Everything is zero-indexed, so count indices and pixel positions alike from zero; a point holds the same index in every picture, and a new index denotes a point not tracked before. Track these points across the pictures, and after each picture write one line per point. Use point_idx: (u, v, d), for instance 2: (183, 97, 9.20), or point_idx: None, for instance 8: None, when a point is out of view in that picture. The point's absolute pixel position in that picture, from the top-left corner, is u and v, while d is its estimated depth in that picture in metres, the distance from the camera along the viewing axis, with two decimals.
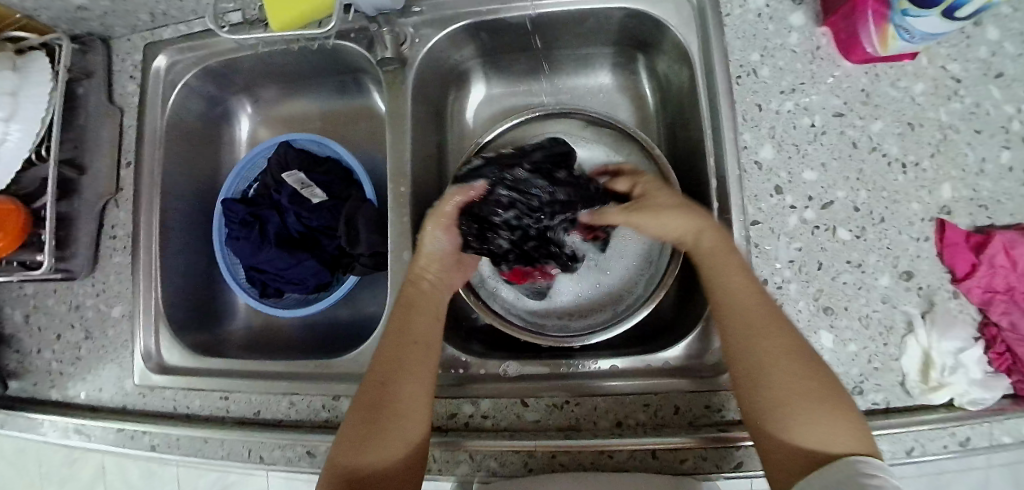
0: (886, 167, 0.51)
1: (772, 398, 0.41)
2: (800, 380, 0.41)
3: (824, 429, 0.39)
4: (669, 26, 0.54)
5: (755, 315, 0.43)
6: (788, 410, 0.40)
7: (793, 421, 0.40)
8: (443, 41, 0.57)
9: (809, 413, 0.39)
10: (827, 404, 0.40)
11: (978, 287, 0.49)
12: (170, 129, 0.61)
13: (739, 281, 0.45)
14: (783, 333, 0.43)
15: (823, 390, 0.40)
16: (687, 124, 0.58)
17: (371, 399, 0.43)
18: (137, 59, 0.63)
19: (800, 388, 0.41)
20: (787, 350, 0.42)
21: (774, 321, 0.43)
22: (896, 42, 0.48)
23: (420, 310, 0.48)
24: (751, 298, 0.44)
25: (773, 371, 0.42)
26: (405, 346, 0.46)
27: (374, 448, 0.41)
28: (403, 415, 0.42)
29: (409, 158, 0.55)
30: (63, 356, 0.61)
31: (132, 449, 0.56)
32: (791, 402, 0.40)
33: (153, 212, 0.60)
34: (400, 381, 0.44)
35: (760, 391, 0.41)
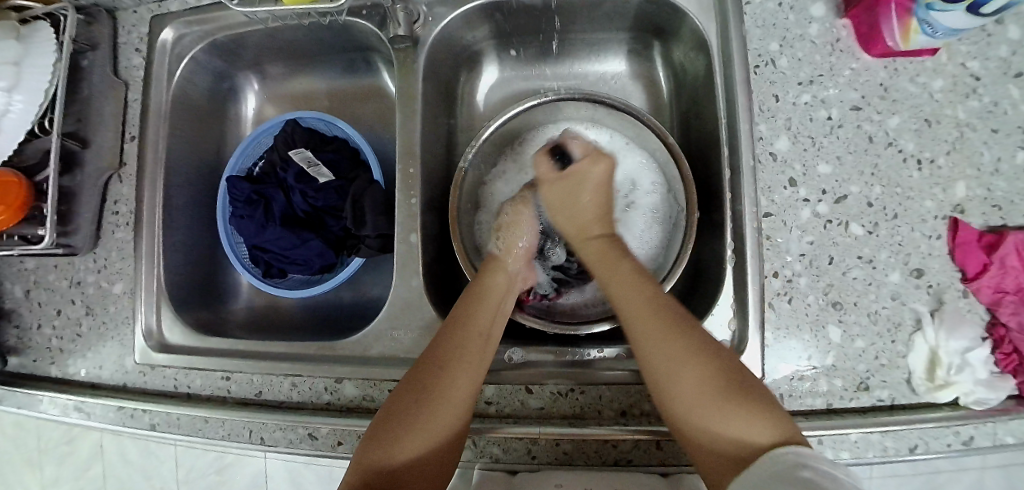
0: (901, 162, 0.50)
1: (685, 400, 0.41)
2: (699, 383, 0.41)
3: (741, 425, 0.39)
4: (688, 13, 0.53)
5: (644, 317, 0.44)
6: (705, 408, 0.40)
7: (718, 420, 0.39)
8: (457, 22, 0.56)
9: (735, 409, 0.39)
10: (739, 400, 0.39)
11: (988, 287, 0.48)
12: (176, 105, 0.60)
13: (634, 289, 0.46)
14: (673, 335, 0.43)
15: (726, 388, 0.40)
16: (701, 114, 0.57)
17: (419, 386, 0.44)
18: (144, 32, 0.61)
19: (708, 387, 0.40)
20: (691, 354, 0.42)
21: (657, 319, 0.44)
22: (918, 36, 0.47)
23: (486, 307, 0.49)
24: (643, 302, 0.45)
25: (685, 374, 0.41)
26: (464, 343, 0.46)
27: (410, 439, 0.41)
28: (446, 415, 0.43)
29: (419, 140, 0.54)
30: (63, 332, 0.60)
31: (132, 426, 0.56)
32: (700, 403, 0.40)
33: (157, 187, 0.59)
34: (450, 377, 0.44)
35: (674, 398, 0.41)
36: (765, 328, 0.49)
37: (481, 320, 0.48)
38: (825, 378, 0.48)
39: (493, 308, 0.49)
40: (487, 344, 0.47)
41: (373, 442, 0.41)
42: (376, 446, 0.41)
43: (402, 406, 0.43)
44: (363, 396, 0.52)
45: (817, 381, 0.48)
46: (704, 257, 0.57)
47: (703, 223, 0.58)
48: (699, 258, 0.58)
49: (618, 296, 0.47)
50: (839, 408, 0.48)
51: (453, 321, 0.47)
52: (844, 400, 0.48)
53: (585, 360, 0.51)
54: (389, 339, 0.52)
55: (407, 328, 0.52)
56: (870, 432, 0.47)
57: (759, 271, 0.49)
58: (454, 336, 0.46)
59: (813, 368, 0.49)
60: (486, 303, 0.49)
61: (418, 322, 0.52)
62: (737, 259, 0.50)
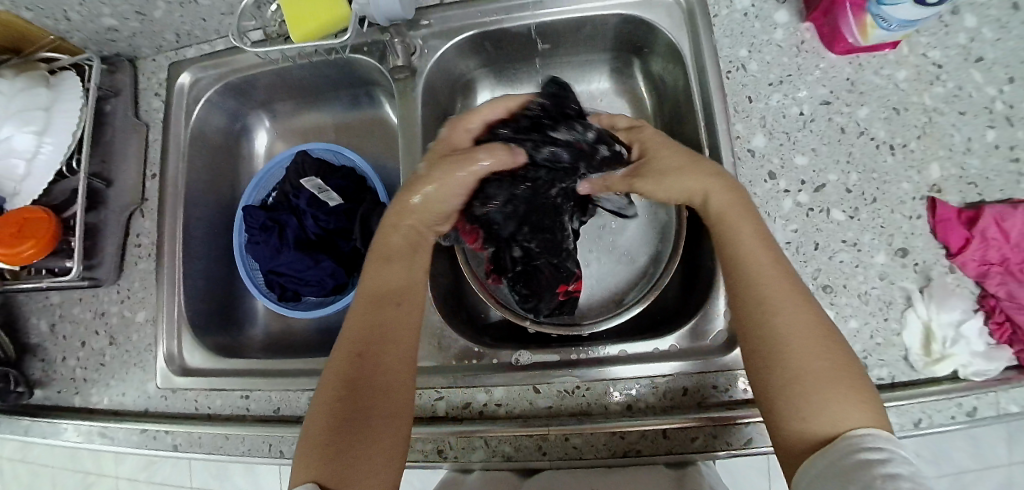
0: (875, 149, 0.53)
1: (811, 386, 0.37)
2: (829, 369, 0.37)
3: (856, 416, 0.35)
4: (661, 28, 0.58)
5: (785, 299, 0.41)
6: (817, 393, 0.36)
7: (819, 408, 0.36)
8: (451, 51, 0.61)
9: (834, 397, 0.36)
10: (854, 388, 0.37)
11: (973, 261, 0.50)
12: (193, 142, 0.65)
13: (766, 264, 0.42)
14: (812, 315, 0.40)
15: (849, 370, 0.38)
16: (683, 121, 0.61)
17: (348, 385, 0.42)
18: (162, 78, 0.67)
19: (844, 374, 0.37)
20: (819, 332, 0.39)
21: (795, 306, 0.40)
22: (875, 31, 0.51)
23: (393, 277, 0.48)
24: (779, 281, 0.42)
25: (787, 339, 0.39)
26: (383, 321, 0.46)
27: (361, 439, 0.40)
28: (391, 402, 0.42)
29: (420, 158, 0.58)
30: (87, 362, 0.63)
31: (155, 448, 0.58)
32: (813, 391, 0.37)
33: (177, 219, 0.63)
34: (381, 364, 0.43)
35: (801, 378, 0.37)
36: None
37: (392, 291, 0.47)
38: None
39: (414, 268, 0.49)
40: (408, 309, 0.47)
41: (318, 455, 0.39)
42: (321, 459, 0.39)
43: (336, 404, 0.41)
44: None
45: None
46: (697, 253, 0.59)
47: (694, 221, 0.61)
48: (693, 255, 0.60)
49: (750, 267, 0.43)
50: None
51: (364, 303, 0.47)
52: None
53: (593, 358, 0.52)
54: None
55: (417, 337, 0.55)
56: None
57: None
58: (369, 322, 0.45)
59: None
60: (397, 268, 0.48)
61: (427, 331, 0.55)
62: None
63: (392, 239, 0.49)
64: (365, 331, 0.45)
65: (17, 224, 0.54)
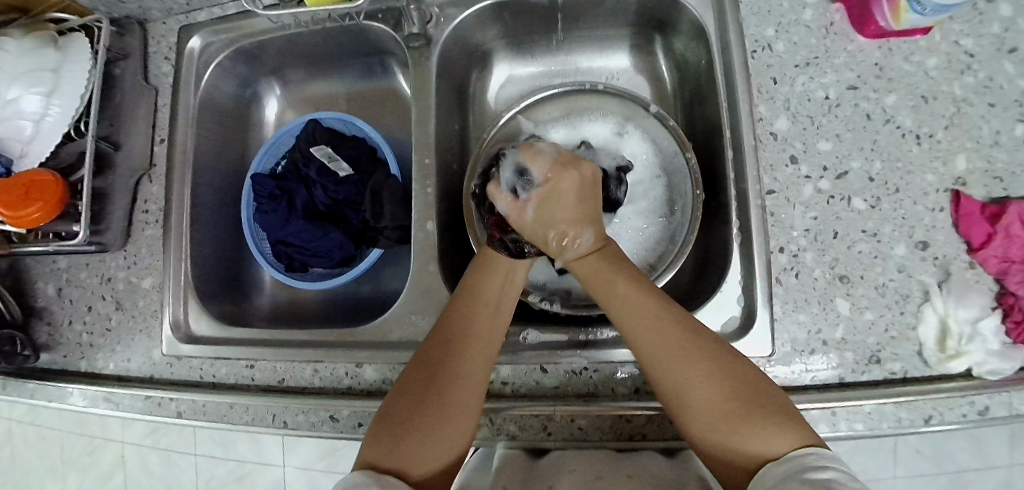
0: (900, 138, 0.52)
1: (701, 421, 0.39)
2: (718, 397, 0.39)
3: (760, 436, 0.37)
4: (685, 4, 0.56)
5: (651, 325, 0.42)
6: (721, 420, 0.38)
7: (738, 435, 0.37)
8: (468, 22, 0.59)
9: (750, 422, 0.37)
10: (751, 412, 0.37)
11: (995, 258, 0.49)
12: (202, 108, 0.64)
13: (635, 294, 0.44)
14: (694, 349, 0.40)
15: (745, 395, 0.38)
16: (704, 103, 0.60)
17: (428, 376, 0.43)
18: (172, 42, 0.65)
19: (727, 404, 0.38)
20: (708, 356, 0.40)
21: (666, 331, 0.42)
22: (908, 15, 0.48)
23: (492, 280, 0.49)
24: (650, 316, 0.43)
25: (681, 375, 0.40)
26: (475, 319, 0.46)
27: (424, 430, 0.40)
28: (457, 407, 0.42)
29: (433, 132, 0.57)
30: (93, 327, 0.62)
31: (159, 415, 0.58)
32: (715, 419, 0.38)
33: (185, 186, 0.62)
34: (461, 361, 0.44)
35: (689, 409, 0.39)
36: (774, 301, 0.50)
37: (486, 301, 0.48)
38: (836, 351, 0.49)
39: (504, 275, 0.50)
40: (499, 313, 0.48)
41: (382, 436, 0.40)
42: (384, 439, 0.39)
43: (414, 387, 0.42)
44: (382, 380, 0.53)
45: (829, 353, 0.49)
46: (712, 238, 0.58)
47: (709, 207, 0.60)
48: (707, 240, 0.59)
49: (617, 307, 0.44)
50: (851, 381, 0.49)
51: (460, 298, 0.48)
52: (856, 373, 0.49)
53: (601, 340, 0.52)
54: (407, 322, 0.54)
55: (425, 311, 0.54)
56: (884, 402, 0.47)
57: (765, 247, 0.50)
58: (460, 315, 0.46)
59: (824, 341, 0.49)
60: (496, 272, 0.50)
61: (435, 306, 0.54)
62: (744, 236, 0.52)
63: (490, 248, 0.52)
64: (456, 321, 0.46)
65: (25, 185, 0.53)
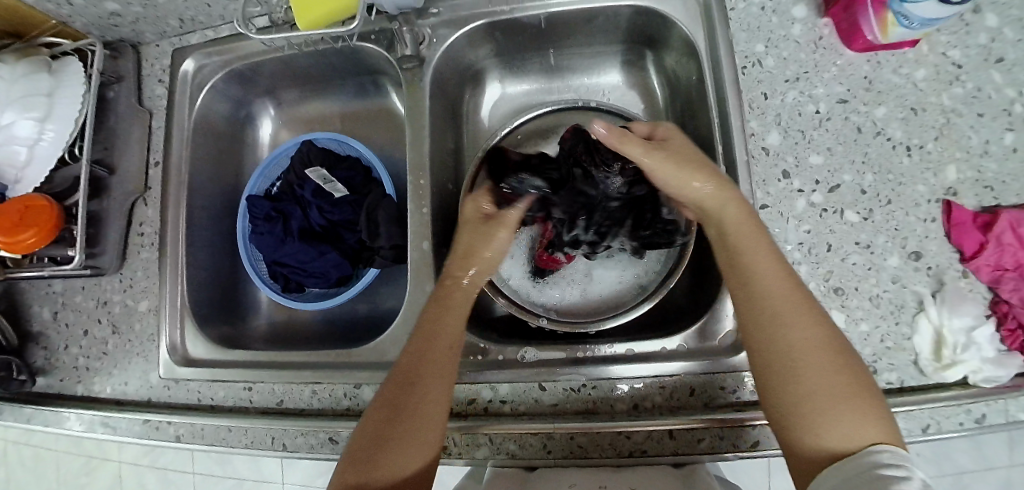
0: (891, 150, 0.52)
1: (797, 403, 0.38)
2: (823, 373, 0.38)
3: (848, 426, 0.36)
4: (676, 21, 0.57)
5: (784, 289, 0.41)
6: (819, 403, 0.37)
7: (827, 419, 0.36)
8: (461, 41, 0.59)
9: (846, 409, 0.36)
10: (848, 399, 0.37)
11: (987, 266, 0.49)
12: (197, 130, 0.64)
13: (763, 250, 0.43)
14: (811, 328, 0.39)
15: (847, 380, 0.38)
16: (696, 118, 0.60)
17: (387, 415, 0.42)
18: (166, 64, 0.66)
19: (838, 381, 0.37)
20: (823, 333, 0.39)
21: (793, 297, 0.41)
22: (896, 28, 0.49)
23: (446, 312, 0.47)
24: (785, 288, 0.41)
25: (801, 343, 0.39)
26: (430, 354, 0.44)
27: (385, 468, 0.40)
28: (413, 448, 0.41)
29: (427, 151, 0.57)
30: (89, 351, 0.62)
31: (157, 439, 0.57)
32: (814, 401, 0.37)
33: (180, 209, 0.62)
34: (416, 403, 0.42)
35: (793, 382, 0.38)
36: None
37: (444, 336, 0.45)
38: None
39: (459, 308, 0.47)
40: (457, 349, 0.45)
41: (347, 466, 0.41)
42: (348, 470, 0.40)
43: (375, 422, 0.42)
44: None
45: None
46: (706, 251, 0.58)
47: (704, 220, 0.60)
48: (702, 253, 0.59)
49: (751, 260, 0.43)
50: None
51: (416, 334, 0.45)
52: None
53: (599, 357, 0.51)
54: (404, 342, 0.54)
55: None
56: None
57: None
58: (418, 348, 0.44)
59: None
60: (454, 302, 0.48)
61: None
62: None
63: (452, 278, 0.49)
64: (413, 354, 0.44)
65: (19, 212, 0.53)
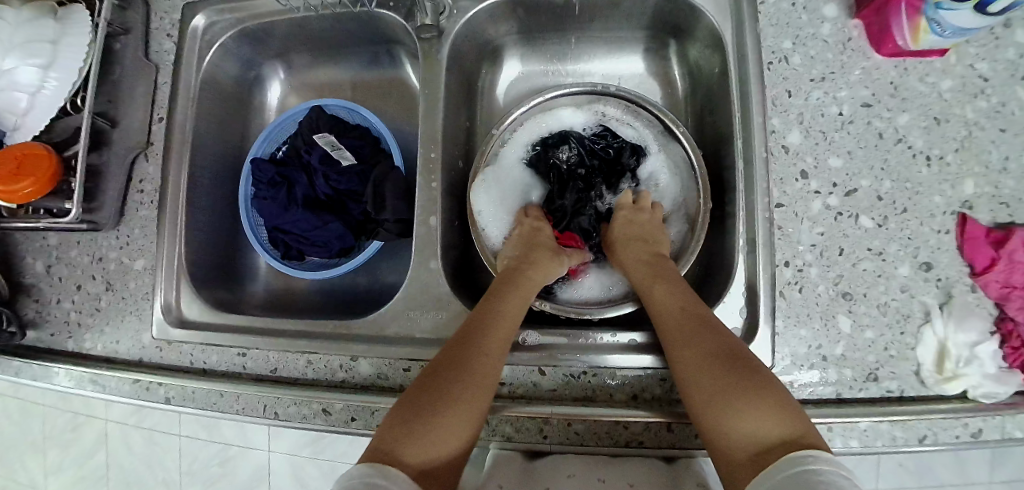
0: (911, 158, 0.51)
1: (704, 397, 0.41)
2: (716, 378, 0.41)
3: (756, 422, 0.38)
4: (704, 11, 0.55)
5: (667, 307, 0.47)
6: (714, 402, 0.41)
7: (739, 420, 0.39)
8: (481, 15, 0.58)
9: (753, 410, 0.39)
10: (760, 401, 0.39)
11: (996, 282, 0.49)
12: (203, 88, 0.62)
13: (668, 291, 0.49)
14: (704, 341, 0.43)
15: (754, 390, 0.40)
16: (715, 112, 0.59)
17: (438, 376, 0.43)
18: (176, 19, 0.64)
19: (727, 385, 0.41)
20: (709, 342, 0.43)
21: (679, 310, 0.46)
22: (927, 36, 0.49)
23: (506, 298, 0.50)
24: (676, 307, 0.47)
25: (695, 361, 0.43)
26: (492, 327, 0.47)
27: (433, 426, 0.40)
28: (457, 416, 0.41)
29: (440, 126, 0.56)
30: (82, 306, 0.61)
31: (146, 400, 0.56)
32: (720, 397, 0.40)
33: (182, 167, 0.60)
34: (464, 384, 0.43)
35: (692, 388, 0.42)
36: (776, 316, 0.50)
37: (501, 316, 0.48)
38: (835, 368, 0.49)
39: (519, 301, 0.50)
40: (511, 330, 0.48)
41: (389, 432, 0.40)
42: (392, 435, 0.40)
43: (426, 391, 0.42)
44: (376, 375, 0.53)
45: (827, 369, 0.49)
46: (715, 249, 0.58)
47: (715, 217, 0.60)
48: (710, 250, 0.59)
49: (650, 292, 0.50)
50: (847, 398, 0.49)
51: (472, 317, 0.47)
52: (853, 390, 0.49)
53: (598, 344, 0.51)
54: (405, 318, 0.53)
55: (424, 308, 0.53)
56: (880, 420, 0.47)
57: (770, 260, 0.50)
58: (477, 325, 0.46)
59: (823, 357, 0.49)
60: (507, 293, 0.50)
61: (434, 302, 0.53)
62: (749, 248, 0.52)
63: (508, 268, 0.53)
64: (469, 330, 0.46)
65: (16, 160, 0.51)
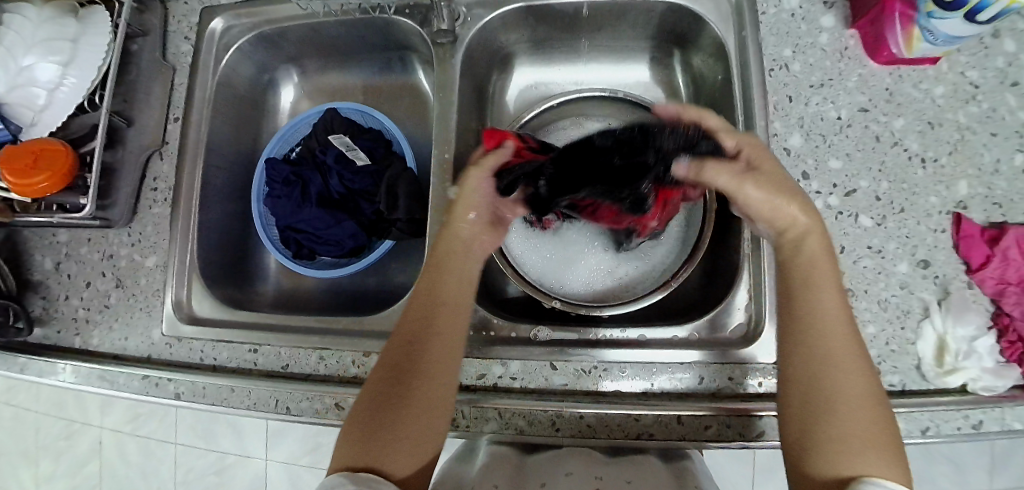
0: (907, 160, 0.54)
1: (831, 430, 0.37)
2: (853, 408, 0.38)
3: (874, 468, 0.36)
4: (708, 20, 0.58)
5: (840, 331, 0.40)
6: (859, 443, 0.36)
7: (852, 460, 0.36)
8: (494, 22, 0.60)
9: (867, 456, 0.36)
10: (872, 449, 0.36)
11: (991, 279, 0.51)
12: (219, 89, 0.64)
13: (830, 293, 0.41)
14: (856, 370, 0.39)
15: (877, 432, 0.37)
16: (719, 117, 0.61)
17: (392, 382, 0.42)
18: (193, 22, 0.65)
19: (858, 426, 0.37)
20: (862, 369, 0.39)
21: (843, 331, 0.40)
22: (920, 43, 0.51)
23: (446, 274, 0.47)
24: (835, 321, 0.40)
25: (837, 383, 0.38)
26: (435, 315, 0.45)
27: (393, 432, 0.40)
28: (417, 411, 0.41)
29: (453, 127, 0.58)
30: (90, 303, 0.61)
31: (154, 396, 0.56)
32: (844, 426, 0.37)
33: (197, 166, 0.61)
34: (420, 378, 0.42)
35: (819, 414, 0.38)
36: None
37: (445, 297, 0.46)
38: None
39: (463, 274, 0.48)
40: (456, 309, 0.46)
41: (353, 437, 0.40)
42: (356, 440, 0.40)
43: (385, 386, 0.42)
44: None
45: None
46: (719, 250, 0.60)
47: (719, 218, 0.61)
48: (714, 250, 0.61)
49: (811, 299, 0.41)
50: None
51: (418, 296, 0.46)
52: None
53: (607, 340, 0.52)
54: None
55: None
56: None
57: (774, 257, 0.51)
58: (424, 311, 0.45)
59: None
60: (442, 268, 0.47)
61: None
62: (754, 246, 0.54)
63: (451, 226, 0.49)
64: (424, 316, 0.45)
65: (33, 156, 0.52)
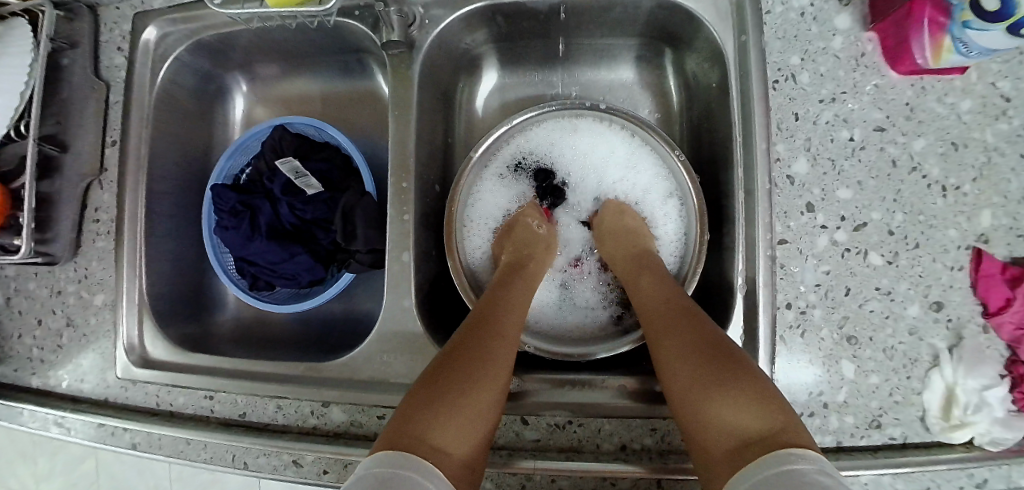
0: (925, 188, 0.47)
1: (684, 386, 0.39)
2: (680, 351, 0.40)
3: (731, 411, 0.35)
4: (704, 22, 0.50)
5: (659, 296, 0.47)
6: (700, 391, 0.38)
7: (712, 405, 0.36)
8: (456, 25, 0.53)
9: (728, 390, 0.36)
10: (733, 382, 0.37)
11: (1010, 324, 0.45)
12: (160, 105, 0.57)
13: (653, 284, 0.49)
14: (692, 328, 0.42)
15: (729, 375, 0.37)
16: (713, 131, 0.55)
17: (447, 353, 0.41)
18: (127, 30, 0.58)
19: (702, 370, 0.38)
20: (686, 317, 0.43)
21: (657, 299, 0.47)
22: (950, 55, 0.44)
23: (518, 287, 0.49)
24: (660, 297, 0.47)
25: (667, 347, 0.42)
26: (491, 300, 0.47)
27: (438, 408, 0.37)
28: (466, 391, 0.38)
29: (414, 151, 0.52)
30: (43, 343, 0.58)
31: (111, 445, 0.54)
32: (682, 380, 0.39)
33: (140, 195, 0.56)
34: (467, 348, 0.41)
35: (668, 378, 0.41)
36: (775, 361, 0.46)
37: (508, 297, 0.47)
38: (835, 415, 0.46)
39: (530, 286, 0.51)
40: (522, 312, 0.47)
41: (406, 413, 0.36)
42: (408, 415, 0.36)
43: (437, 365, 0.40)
44: (350, 422, 0.50)
45: (828, 417, 0.46)
46: (711, 282, 0.55)
47: (710, 244, 0.56)
48: (706, 280, 0.56)
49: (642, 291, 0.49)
50: (848, 447, 0.46)
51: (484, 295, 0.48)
52: (854, 438, 0.46)
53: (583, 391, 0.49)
54: (381, 361, 0.50)
55: (401, 352, 0.50)
56: (883, 473, 0.45)
57: (770, 302, 0.46)
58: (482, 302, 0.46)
59: (824, 404, 0.46)
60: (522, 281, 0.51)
61: (411, 346, 0.50)
62: (748, 286, 0.48)
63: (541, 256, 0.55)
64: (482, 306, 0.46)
65: None
